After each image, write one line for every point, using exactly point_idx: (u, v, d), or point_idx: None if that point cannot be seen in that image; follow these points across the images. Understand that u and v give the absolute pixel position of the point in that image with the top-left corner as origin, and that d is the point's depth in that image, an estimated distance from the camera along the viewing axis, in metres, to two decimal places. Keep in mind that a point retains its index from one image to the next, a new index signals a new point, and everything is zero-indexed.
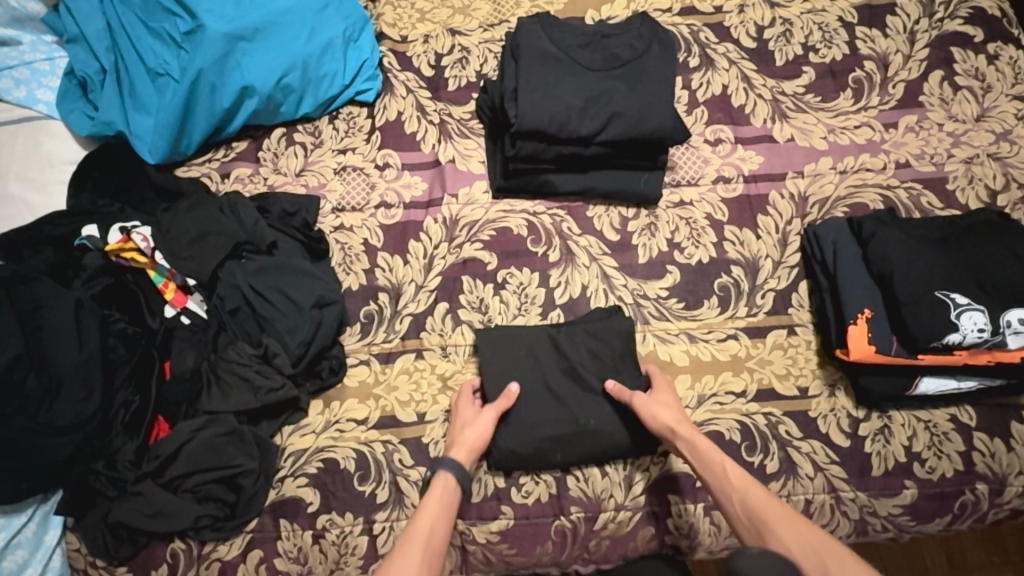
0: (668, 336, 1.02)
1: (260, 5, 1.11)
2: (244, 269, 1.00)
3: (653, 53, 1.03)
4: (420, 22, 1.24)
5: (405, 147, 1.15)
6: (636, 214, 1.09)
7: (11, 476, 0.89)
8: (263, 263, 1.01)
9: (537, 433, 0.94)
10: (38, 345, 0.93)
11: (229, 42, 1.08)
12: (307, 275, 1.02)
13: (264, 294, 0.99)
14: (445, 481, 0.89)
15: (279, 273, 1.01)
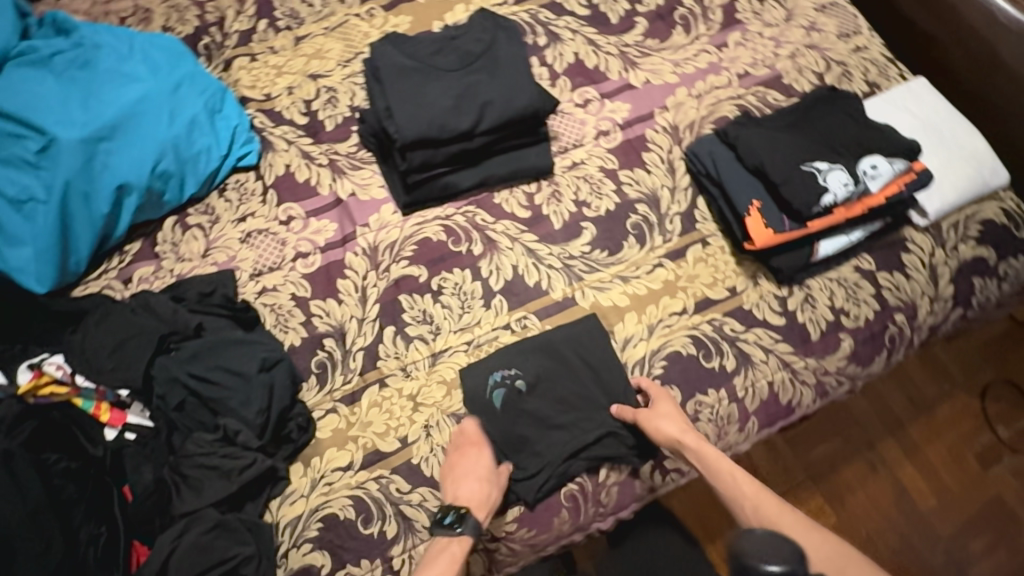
0: (604, 284, 1.09)
1: (110, 103, 1.09)
2: (175, 359, 0.96)
3: (501, 42, 1.11)
4: (280, 76, 1.26)
5: (304, 196, 1.16)
6: (539, 187, 1.16)
7: None
8: (194, 347, 0.97)
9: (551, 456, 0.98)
10: None
11: (89, 149, 1.05)
12: (242, 343, 0.99)
13: (203, 379, 0.95)
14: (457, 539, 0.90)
15: (215, 352, 0.98)
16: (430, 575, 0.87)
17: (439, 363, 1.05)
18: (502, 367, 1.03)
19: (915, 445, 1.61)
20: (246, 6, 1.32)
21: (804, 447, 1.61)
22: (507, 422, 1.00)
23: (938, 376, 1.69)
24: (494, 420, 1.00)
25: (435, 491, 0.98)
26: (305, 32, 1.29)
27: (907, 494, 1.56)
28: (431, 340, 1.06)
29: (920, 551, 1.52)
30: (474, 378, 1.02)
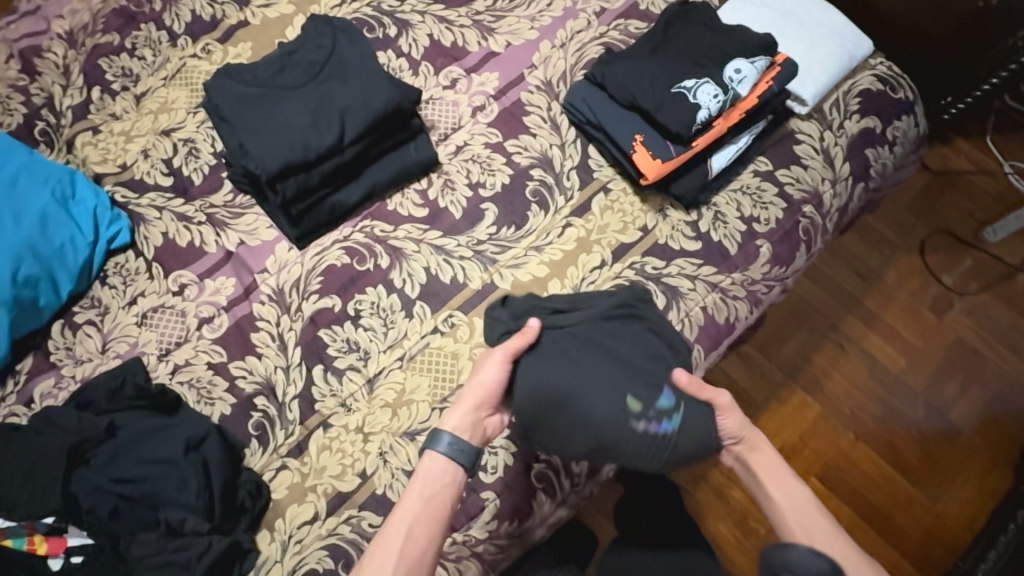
0: (519, 260, 1.06)
1: None
2: (96, 469, 0.90)
3: (343, 44, 1.04)
4: (130, 142, 1.17)
5: (190, 259, 1.09)
6: (430, 181, 1.12)
7: None
8: (112, 450, 0.91)
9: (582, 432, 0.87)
10: None
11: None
12: (164, 430, 0.93)
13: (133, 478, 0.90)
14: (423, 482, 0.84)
15: (138, 447, 0.92)
16: (404, 504, 0.83)
17: (378, 386, 1.01)
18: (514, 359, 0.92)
19: (874, 316, 1.66)
20: (73, 78, 1.21)
21: (775, 350, 1.64)
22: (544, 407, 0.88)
23: (877, 247, 1.73)
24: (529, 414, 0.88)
25: None
26: (144, 88, 1.20)
27: (880, 364, 1.62)
28: (364, 366, 1.02)
29: (903, 412, 1.58)
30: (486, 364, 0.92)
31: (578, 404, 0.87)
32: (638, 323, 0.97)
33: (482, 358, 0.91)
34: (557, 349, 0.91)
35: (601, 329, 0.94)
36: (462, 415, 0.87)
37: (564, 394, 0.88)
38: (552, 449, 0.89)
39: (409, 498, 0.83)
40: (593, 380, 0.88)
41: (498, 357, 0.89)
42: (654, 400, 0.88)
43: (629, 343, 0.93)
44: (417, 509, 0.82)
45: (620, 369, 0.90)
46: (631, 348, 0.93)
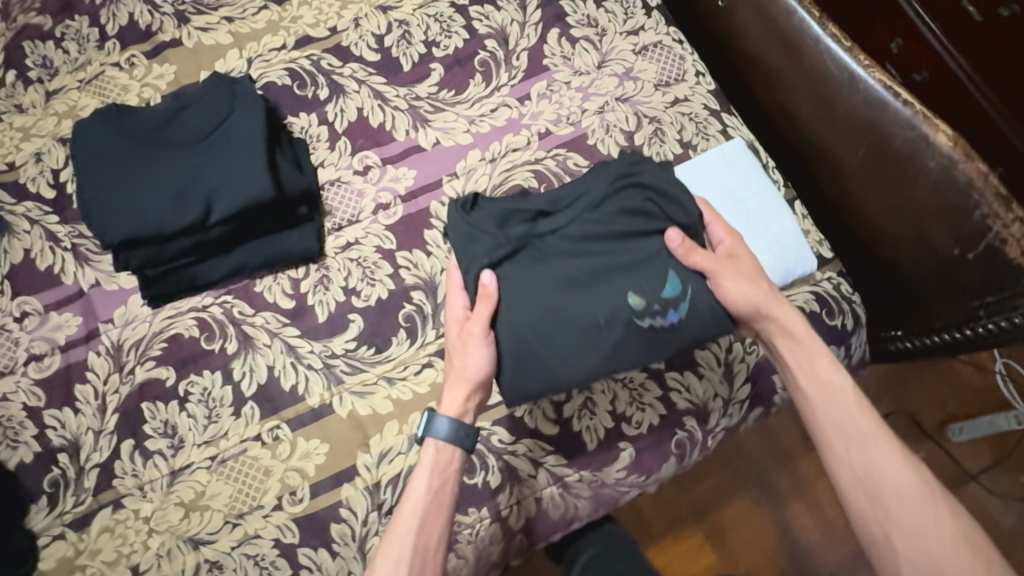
0: (367, 387, 0.98)
1: None
2: None
3: (238, 110, 0.95)
4: (25, 140, 1.10)
5: (43, 286, 1.04)
6: (306, 272, 1.03)
7: None
8: None
9: (569, 319, 0.83)
10: None
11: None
12: None
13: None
14: (432, 451, 0.85)
15: None
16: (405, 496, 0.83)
17: (179, 481, 0.95)
18: (484, 244, 0.86)
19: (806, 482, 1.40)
20: None
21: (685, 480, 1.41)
22: (525, 299, 0.84)
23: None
24: (510, 302, 0.84)
25: None
26: (58, 85, 1.13)
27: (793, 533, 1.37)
28: (172, 455, 0.96)
29: None
30: (459, 237, 0.88)
31: (567, 321, 0.83)
32: (637, 193, 0.89)
33: (461, 339, 0.86)
34: (527, 266, 0.86)
35: (592, 223, 0.87)
36: (454, 400, 0.86)
37: (541, 284, 0.85)
38: (549, 380, 0.84)
39: (416, 488, 0.83)
40: (569, 289, 0.84)
41: (478, 336, 0.83)
42: (656, 291, 0.83)
43: (611, 249, 0.87)
44: (423, 492, 0.83)
45: (602, 266, 0.85)
46: (622, 234, 0.87)
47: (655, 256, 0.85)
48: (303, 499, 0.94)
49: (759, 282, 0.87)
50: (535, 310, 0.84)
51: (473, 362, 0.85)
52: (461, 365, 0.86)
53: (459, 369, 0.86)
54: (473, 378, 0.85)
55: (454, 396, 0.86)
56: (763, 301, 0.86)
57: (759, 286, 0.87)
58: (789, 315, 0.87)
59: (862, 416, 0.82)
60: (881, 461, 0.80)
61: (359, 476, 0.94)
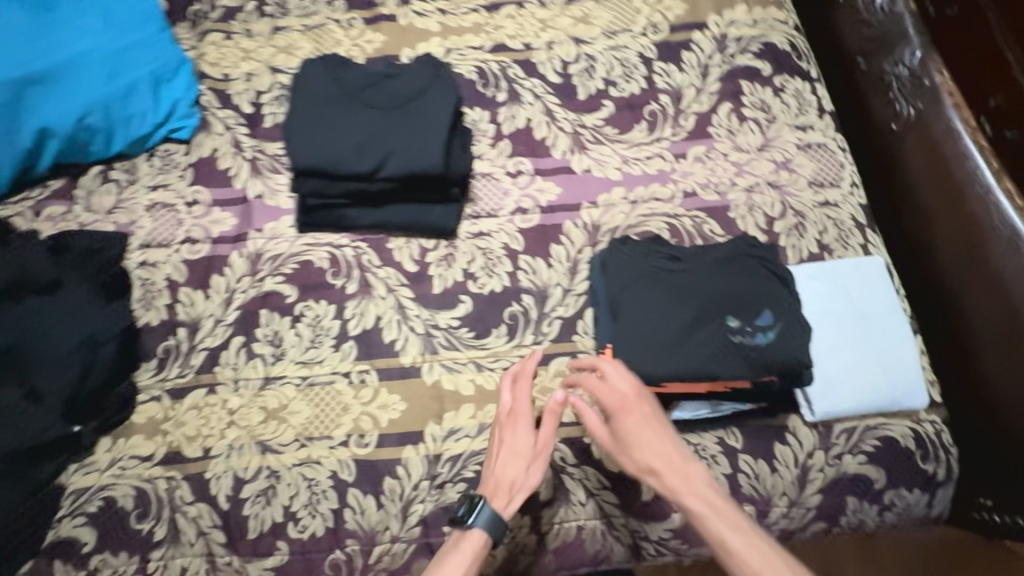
0: (456, 365, 1.04)
1: (58, 48, 1.12)
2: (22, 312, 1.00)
3: (433, 91, 1.06)
4: (244, 61, 1.27)
5: (217, 184, 1.18)
6: (435, 246, 1.12)
7: None
8: (43, 304, 1.00)
9: (673, 329, 0.89)
10: None
11: (23, 87, 1.08)
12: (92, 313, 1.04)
13: (44, 332, 0.99)
14: (479, 538, 0.85)
15: (66, 314, 1.02)
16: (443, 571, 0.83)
17: (269, 387, 1.04)
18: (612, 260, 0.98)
19: None
20: None
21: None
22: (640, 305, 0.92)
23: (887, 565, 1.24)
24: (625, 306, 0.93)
25: (212, 511, 0.97)
26: (285, 23, 1.30)
27: None
28: (271, 362, 1.05)
29: None
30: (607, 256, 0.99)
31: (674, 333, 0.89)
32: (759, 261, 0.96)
33: (516, 454, 0.90)
34: (648, 282, 0.94)
35: (717, 264, 0.94)
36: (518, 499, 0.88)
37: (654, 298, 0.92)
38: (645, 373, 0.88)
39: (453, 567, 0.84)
40: (685, 299, 0.91)
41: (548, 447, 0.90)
42: (752, 318, 0.89)
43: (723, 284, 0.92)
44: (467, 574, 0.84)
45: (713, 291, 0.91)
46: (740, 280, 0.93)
47: (764, 295, 0.91)
48: (368, 445, 1.00)
49: (648, 428, 0.84)
50: (645, 317, 0.91)
51: (527, 476, 0.88)
52: (514, 475, 0.89)
53: (506, 479, 0.89)
54: (520, 493, 0.88)
55: (506, 503, 0.87)
56: (654, 451, 0.83)
57: (650, 432, 0.84)
58: (653, 448, 0.84)
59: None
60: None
61: (423, 443, 1.00)
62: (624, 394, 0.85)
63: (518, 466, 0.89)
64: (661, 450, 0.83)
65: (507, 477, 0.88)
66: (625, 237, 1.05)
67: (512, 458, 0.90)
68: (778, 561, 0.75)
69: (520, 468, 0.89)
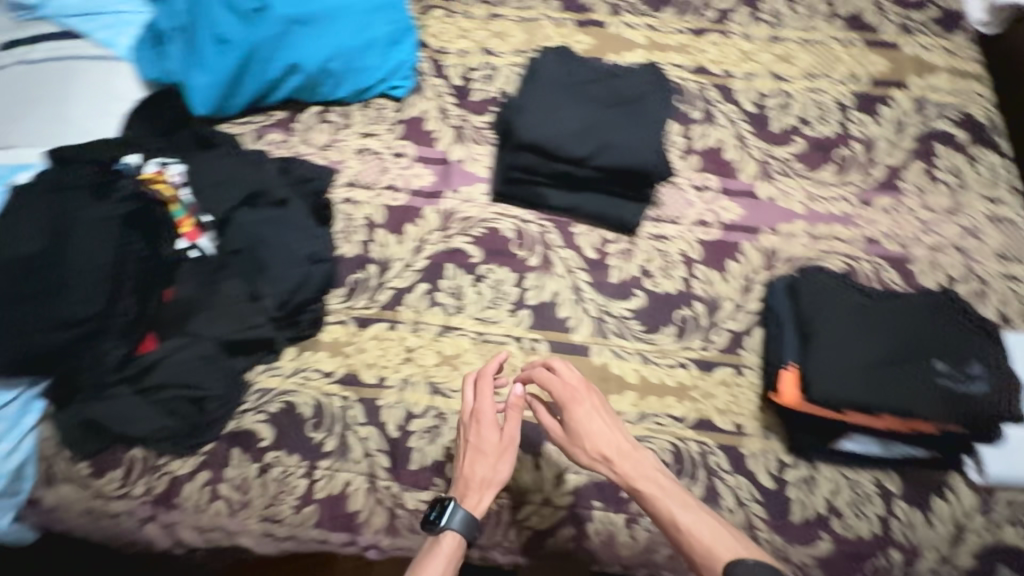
0: (623, 352, 1.09)
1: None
2: (254, 218, 1.08)
3: (653, 98, 1.14)
4: (461, 38, 1.38)
5: (422, 142, 1.27)
6: (617, 239, 1.18)
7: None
8: (272, 214, 1.08)
9: (869, 359, 0.96)
10: (64, 245, 1.02)
11: (289, 26, 1.20)
12: (309, 233, 1.11)
13: (268, 246, 1.05)
14: (453, 537, 0.89)
15: (288, 228, 1.10)
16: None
17: (446, 335, 1.11)
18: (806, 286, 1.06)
19: None
20: None
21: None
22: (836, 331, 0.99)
23: None
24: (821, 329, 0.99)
25: (380, 435, 1.04)
26: (502, 12, 1.41)
27: None
28: (451, 313, 1.13)
29: None
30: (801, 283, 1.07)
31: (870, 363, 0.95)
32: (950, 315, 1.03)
33: (473, 452, 0.95)
34: (843, 311, 1.01)
35: (912, 309, 1.01)
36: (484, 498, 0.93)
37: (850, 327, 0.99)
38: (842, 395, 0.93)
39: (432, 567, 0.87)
40: (881, 334, 0.98)
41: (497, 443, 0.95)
42: (947, 364, 0.95)
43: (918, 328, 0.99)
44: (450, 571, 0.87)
45: (908, 333, 0.98)
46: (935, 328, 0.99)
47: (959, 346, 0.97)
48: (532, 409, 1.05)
49: (596, 416, 0.94)
50: (842, 342, 0.97)
51: (496, 471, 0.94)
52: (484, 474, 0.94)
53: (477, 479, 0.94)
54: (490, 489, 0.93)
55: (477, 501, 0.92)
56: (603, 438, 0.92)
57: (600, 420, 0.94)
58: (590, 428, 0.93)
59: (707, 542, 0.81)
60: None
61: None
62: (570, 384, 0.97)
63: (493, 466, 0.94)
64: (613, 436, 0.92)
65: (485, 475, 0.94)
66: (811, 270, 1.12)
67: (480, 459, 0.94)
68: (706, 519, 0.84)
69: (496, 464, 0.94)
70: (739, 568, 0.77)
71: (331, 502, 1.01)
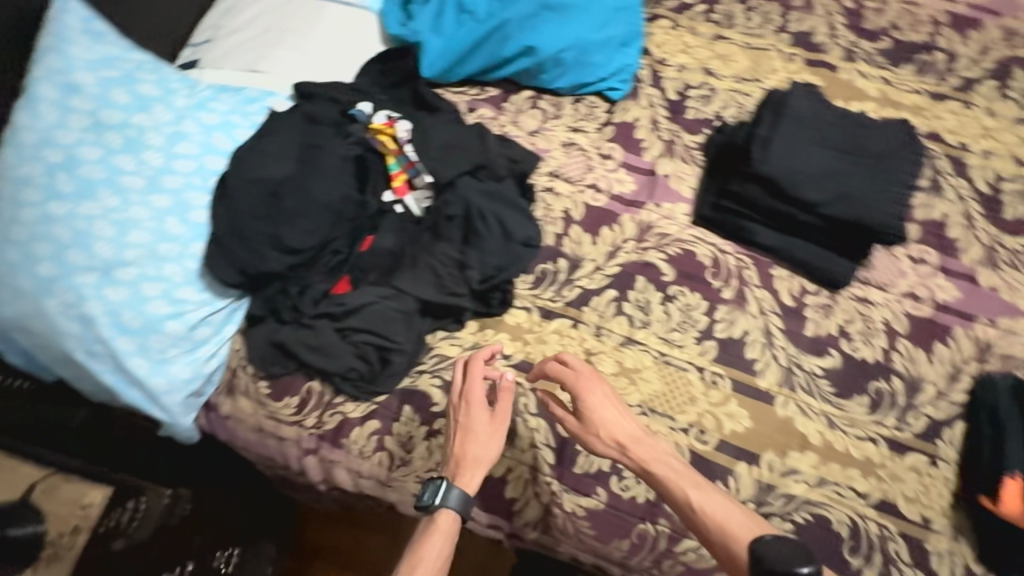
0: (810, 411, 1.04)
1: None
2: (477, 188, 1.09)
3: (899, 158, 1.09)
4: (683, 52, 1.35)
5: (631, 149, 1.26)
6: (818, 292, 1.13)
7: (225, 252, 0.99)
8: (494, 188, 1.09)
9: None
10: (303, 173, 1.04)
11: (539, 10, 1.23)
12: (523, 215, 1.10)
13: (487, 220, 1.06)
14: (448, 515, 0.92)
15: (505, 205, 1.08)
16: (426, 552, 0.89)
17: (628, 347, 1.09)
18: None
19: None
20: None
21: None
22: None
23: None
24: None
25: (548, 430, 1.04)
26: (728, 34, 1.37)
27: None
28: (637, 326, 1.11)
29: None
30: None
31: None
32: None
33: (468, 432, 0.96)
34: None
35: None
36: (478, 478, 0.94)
37: None
38: None
39: (431, 546, 0.90)
40: None
41: (490, 428, 0.97)
42: None
43: None
44: (447, 545, 0.91)
45: None
46: None
47: None
48: (707, 444, 1.02)
49: (609, 404, 0.95)
50: None
51: (487, 450, 0.96)
52: (475, 453, 0.95)
53: (469, 459, 0.95)
54: (482, 469, 0.95)
55: (469, 479, 0.94)
56: (617, 425, 0.94)
57: (612, 408, 0.95)
58: (598, 408, 0.95)
59: (716, 515, 0.85)
60: (760, 563, 0.79)
61: (758, 467, 1.00)
62: (583, 374, 0.98)
63: (490, 448, 0.96)
64: (625, 424, 0.94)
65: (480, 454, 0.95)
66: None
67: (479, 442, 0.96)
68: (717, 497, 0.87)
69: (489, 442, 0.96)
70: (762, 547, 0.80)
71: (491, 483, 1.02)
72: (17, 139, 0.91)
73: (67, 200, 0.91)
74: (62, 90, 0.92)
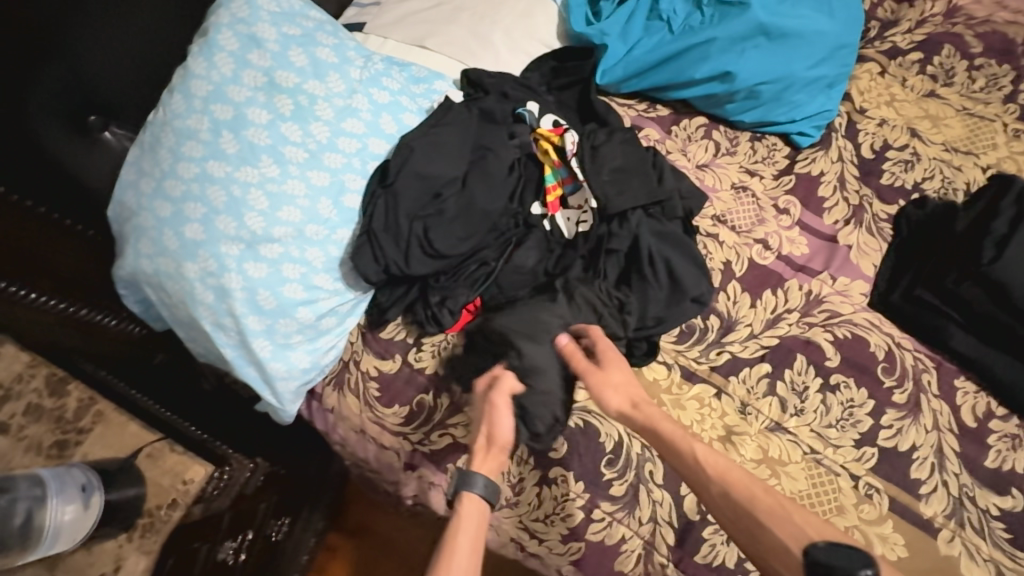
0: (978, 554, 0.90)
1: (793, 12, 1.10)
2: (649, 226, 1.00)
3: None
4: (887, 105, 1.19)
5: (810, 207, 1.11)
6: (1005, 418, 0.98)
7: (374, 243, 0.91)
8: (669, 230, 1.01)
9: None
10: (467, 172, 0.96)
11: (752, 32, 1.08)
12: (696, 266, 1.01)
13: (655, 262, 0.98)
14: (473, 497, 0.83)
15: (675, 247, 1.00)
16: (462, 536, 0.79)
17: (776, 434, 0.97)
18: None
19: None
20: (918, 33, 1.25)
21: None
22: None
23: None
24: None
25: (673, 506, 0.93)
26: (943, 94, 1.20)
27: None
28: (789, 413, 0.98)
29: None
30: None
31: None
32: None
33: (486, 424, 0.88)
34: None
35: None
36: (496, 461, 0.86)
37: None
38: None
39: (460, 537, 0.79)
40: None
41: (505, 415, 0.88)
42: None
43: None
44: (483, 524, 0.82)
45: None
46: None
47: None
48: None
49: (617, 368, 0.89)
50: None
51: (502, 432, 0.87)
52: (494, 439, 0.87)
53: (489, 443, 0.87)
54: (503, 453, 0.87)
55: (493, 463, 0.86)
56: (629, 391, 0.87)
57: (626, 377, 0.88)
58: (611, 376, 0.88)
59: (720, 468, 0.76)
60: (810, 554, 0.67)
61: None
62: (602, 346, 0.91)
63: (504, 430, 0.87)
64: (631, 383, 0.87)
65: (498, 439, 0.87)
66: None
67: (492, 433, 0.87)
68: (721, 454, 0.78)
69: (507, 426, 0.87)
70: (816, 551, 0.67)
71: (599, 550, 0.92)
72: (189, 86, 0.86)
73: (229, 161, 0.86)
74: (243, 43, 0.89)
